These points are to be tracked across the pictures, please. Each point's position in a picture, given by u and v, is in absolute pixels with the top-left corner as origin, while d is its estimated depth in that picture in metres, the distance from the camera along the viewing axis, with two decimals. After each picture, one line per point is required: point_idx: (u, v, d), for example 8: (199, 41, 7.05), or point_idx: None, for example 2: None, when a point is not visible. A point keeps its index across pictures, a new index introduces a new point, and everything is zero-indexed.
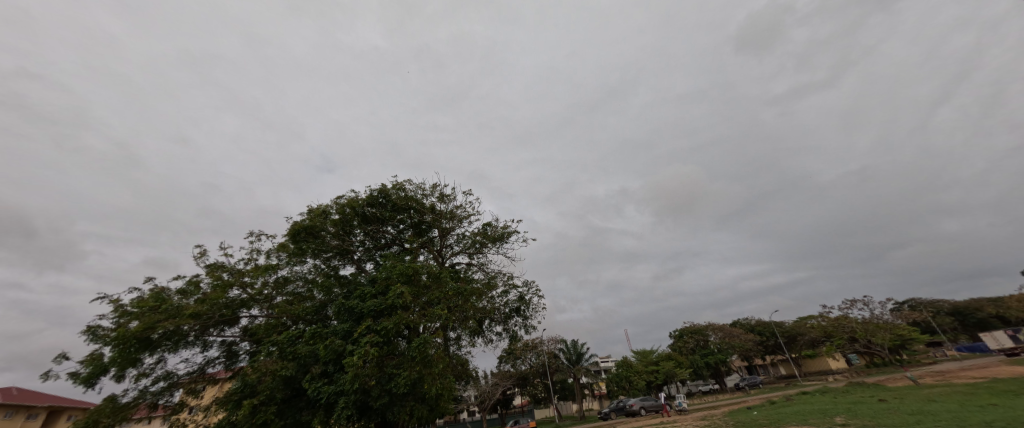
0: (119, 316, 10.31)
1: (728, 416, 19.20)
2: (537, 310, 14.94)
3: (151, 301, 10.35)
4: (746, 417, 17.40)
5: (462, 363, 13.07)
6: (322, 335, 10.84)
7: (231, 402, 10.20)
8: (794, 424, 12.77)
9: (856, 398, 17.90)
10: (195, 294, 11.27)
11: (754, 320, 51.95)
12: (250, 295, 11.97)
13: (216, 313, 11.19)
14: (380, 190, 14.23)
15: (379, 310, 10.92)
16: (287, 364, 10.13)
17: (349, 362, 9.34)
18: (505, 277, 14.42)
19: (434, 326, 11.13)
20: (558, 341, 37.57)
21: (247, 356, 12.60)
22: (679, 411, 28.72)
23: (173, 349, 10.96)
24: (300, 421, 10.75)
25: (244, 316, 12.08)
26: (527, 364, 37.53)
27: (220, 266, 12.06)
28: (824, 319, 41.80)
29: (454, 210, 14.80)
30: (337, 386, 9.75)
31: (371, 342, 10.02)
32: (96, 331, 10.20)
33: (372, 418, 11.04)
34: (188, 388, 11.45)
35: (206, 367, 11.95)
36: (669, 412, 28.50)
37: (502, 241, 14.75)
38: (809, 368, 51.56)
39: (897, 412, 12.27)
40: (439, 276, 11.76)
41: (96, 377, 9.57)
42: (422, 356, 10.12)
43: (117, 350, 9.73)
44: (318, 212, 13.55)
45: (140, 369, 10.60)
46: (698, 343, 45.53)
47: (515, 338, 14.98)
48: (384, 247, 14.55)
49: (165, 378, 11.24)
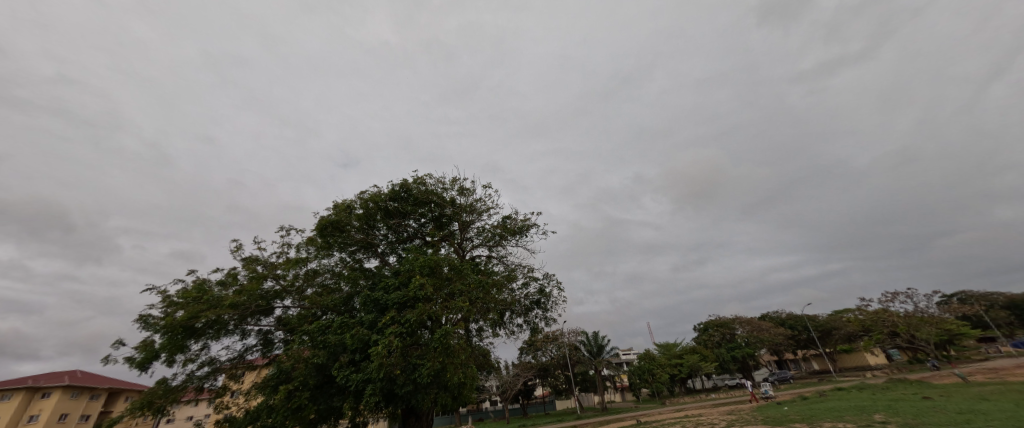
0: (166, 306, 11.15)
1: (757, 411, 18.71)
2: (557, 302, 15.03)
3: (195, 292, 11.15)
4: (777, 412, 17.03)
5: (484, 354, 13.41)
6: (349, 325, 11.30)
7: (269, 387, 10.92)
8: (828, 420, 12.43)
9: (898, 395, 17.03)
10: (233, 286, 11.99)
11: (785, 313, 49.99)
12: (283, 286, 12.65)
13: (253, 303, 11.86)
14: (402, 185, 14.57)
15: (403, 302, 11.34)
16: (319, 352, 10.74)
17: (375, 352, 9.75)
18: (526, 269, 14.56)
19: (456, 318, 11.39)
20: (579, 333, 37.53)
21: (282, 344, 13.35)
22: (766, 397, 29.02)
23: (216, 337, 11.76)
24: (331, 406, 11.37)
25: (279, 306, 12.78)
26: (548, 356, 37.27)
27: (255, 260, 12.73)
28: (861, 312, 40.22)
29: (474, 203, 15.01)
30: (364, 374, 10.21)
31: (395, 332, 10.36)
32: (148, 319, 11.08)
33: (398, 404, 11.51)
34: (229, 373, 12.24)
35: (245, 354, 12.74)
36: (757, 400, 28.31)
37: (521, 233, 14.87)
38: (845, 364, 49.54)
39: (946, 410, 11.61)
40: (461, 269, 12.05)
41: (149, 362, 10.41)
42: (444, 347, 10.47)
43: (167, 337, 10.60)
44: (343, 207, 14.06)
45: (188, 355, 11.45)
46: (724, 336, 44.45)
47: (536, 330, 15.11)
48: (406, 240, 14.93)
49: (209, 364, 12.10)
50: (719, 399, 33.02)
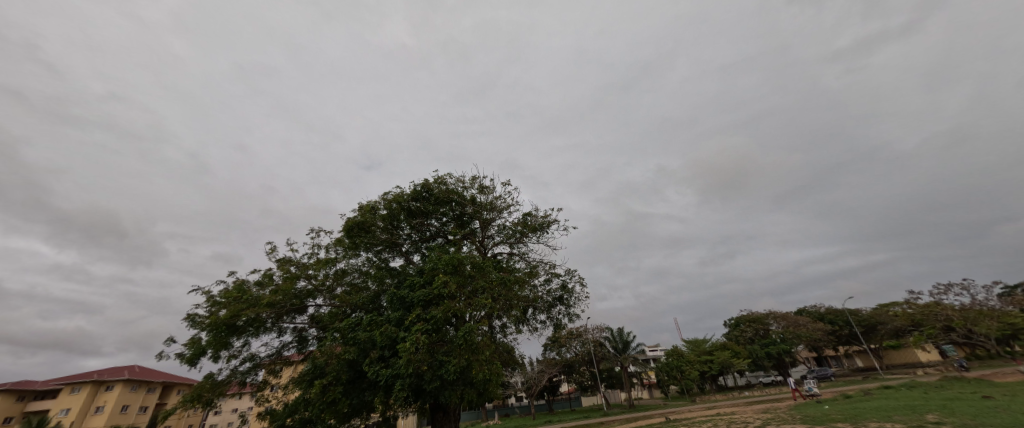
0: (211, 305, 11.91)
1: (795, 410, 17.89)
2: (580, 298, 14.94)
3: (235, 292, 11.85)
4: (816, 411, 16.22)
5: (508, 350, 13.53)
6: (378, 323, 11.67)
7: (305, 382, 11.46)
8: (874, 420, 11.70)
9: (953, 394, 15.80)
10: (270, 285, 12.64)
11: (823, 307, 47.50)
12: (315, 285, 13.20)
13: (288, 302, 12.46)
14: (423, 185, 14.85)
15: (428, 300, 11.58)
16: (350, 349, 11.17)
17: (403, 348, 10.03)
18: (548, 266, 14.53)
19: (480, 315, 11.53)
20: (604, 329, 37.09)
21: (315, 341, 13.95)
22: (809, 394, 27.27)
23: (255, 334, 12.44)
24: (363, 401, 11.79)
25: (311, 305, 13.36)
26: (572, 352, 37.06)
27: (288, 261, 13.36)
28: (910, 306, 37.67)
29: (494, 201, 15.11)
30: (393, 369, 10.53)
31: (422, 329, 10.61)
32: (195, 318, 11.87)
33: (426, 399, 11.79)
34: (269, 368, 12.93)
35: (282, 350, 13.41)
36: (799, 398, 26.66)
37: (542, 230, 14.84)
38: (893, 361, 46.51)
39: (1010, 411, 10.66)
40: (483, 266, 12.17)
41: (197, 358, 11.15)
42: (469, 343, 10.62)
43: (212, 335, 11.32)
44: (368, 208, 14.48)
45: (231, 351, 12.18)
46: (758, 332, 42.76)
47: (559, 326, 15.07)
48: (429, 239, 15.21)
49: (251, 359, 12.83)
50: (753, 396, 31.75)
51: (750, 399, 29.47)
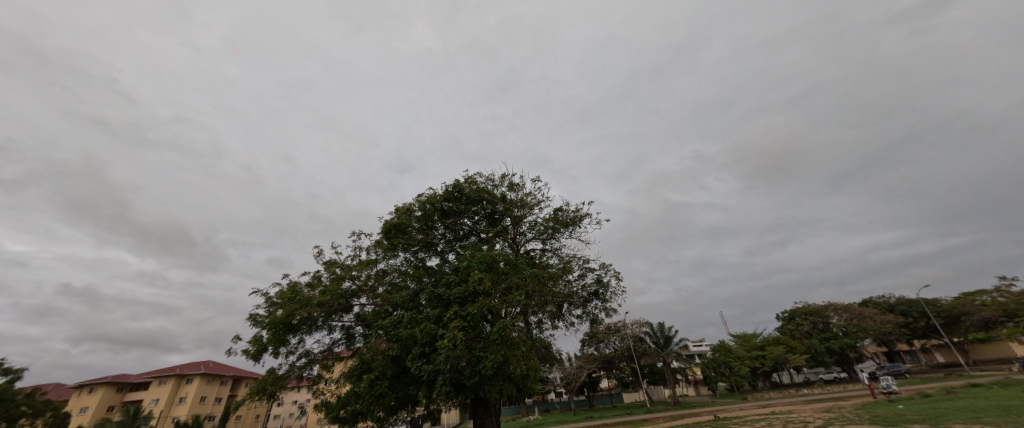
0: (269, 305, 12.91)
1: (862, 409, 16.37)
2: (616, 292, 14.63)
3: (290, 293, 12.76)
4: (887, 410, 14.79)
5: (545, 346, 13.52)
6: (417, 320, 12.08)
7: (354, 376, 12.13)
8: (958, 422, 10.44)
9: None
10: (319, 286, 13.47)
11: (893, 297, 43.16)
12: (358, 285, 13.89)
13: (336, 301, 13.21)
14: (454, 185, 15.13)
15: (464, 297, 11.80)
16: (394, 345, 11.67)
17: (442, 345, 10.32)
18: (581, 261, 14.33)
19: (515, 311, 11.60)
20: (643, 324, 36.04)
21: (362, 338, 14.71)
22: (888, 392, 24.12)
23: (309, 332, 13.33)
24: (408, 394, 12.28)
25: (357, 304, 14.09)
26: (611, 348, 36.27)
27: (334, 263, 14.15)
28: (1001, 294, 33.34)
29: (524, 198, 15.12)
30: (434, 365, 10.87)
31: (459, 326, 10.84)
32: (256, 317, 12.93)
33: (467, 393, 12.05)
34: (322, 363, 13.83)
35: (333, 346, 14.27)
36: (874, 396, 23.73)
37: (574, 224, 14.63)
38: (982, 356, 41.37)
39: None
40: (516, 263, 12.20)
41: (260, 354, 12.16)
42: (505, 339, 10.71)
43: (272, 332, 12.28)
44: (403, 210, 14.99)
45: (288, 347, 13.14)
46: (816, 325, 39.73)
47: (596, 321, 14.83)
48: (463, 238, 15.48)
49: (306, 355, 13.77)
50: (812, 394, 29.45)
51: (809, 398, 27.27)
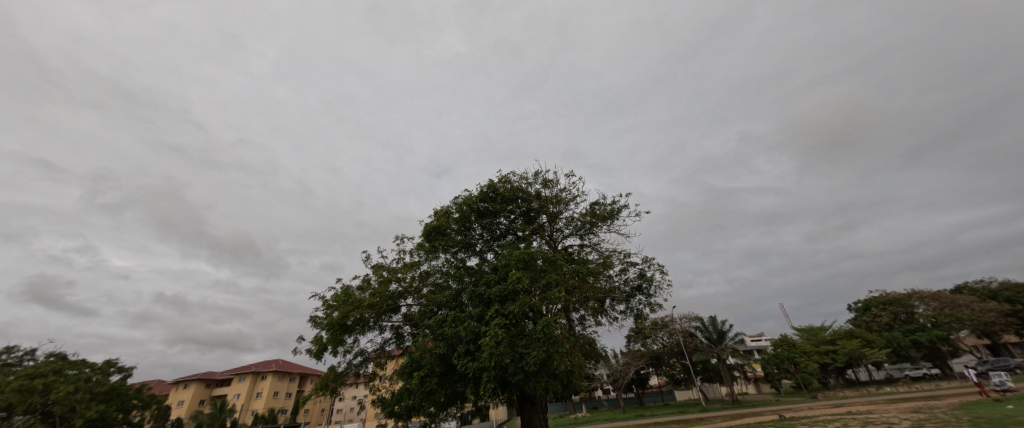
0: (326, 308, 13.80)
1: (960, 409, 14.37)
2: (661, 286, 14.01)
3: (343, 296, 13.55)
4: (994, 411, 12.85)
5: (589, 342, 13.25)
6: (461, 319, 12.32)
7: (405, 373, 12.63)
8: None
9: None
10: (368, 289, 14.19)
11: (996, 282, 37.50)
12: (404, 287, 14.45)
13: (384, 303, 13.84)
14: (489, 185, 15.27)
15: (504, 295, 11.85)
16: (440, 344, 12.00)
17: (485, 342, 10.45)
18: (622, 255, 13.86)
19: (557, 308, 11.47)
20: (693, 319, 34.23)
21: (410, 337, 15.29)
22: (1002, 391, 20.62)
23: (362, 332, 14.08)
24: (456, 391, 12.57)
25: (404, 304, 14.67)
26: (659, 343, 34.96)
27: (381, 266, 14.83)
28: None
29: (559, 194, 14.89)
30: (478, 363, 11.04)
31: (501, 324, 10.91)
32: (315, 319, 13.88)
33: (513, 390, 12.11)
34: (376, 361, 14.57)
35: (385, 345, 14.96)
36: (984, 395, 20.38)
37: (612, 218, 14.19)
38: None
39: None
40: (554, 260, 12.05)
41: (321, 353, 13.04)
42: (548, 336, 10.62)
43: (330, 333, 13.13)
44: (442, 213, 15.38)
45: (345, 347, 13.98)
46: (898, 316, 35.56)
47: (641, 317, 14.29)
48: (500, 237, 15.57)
49: (361, 354, 14.57)
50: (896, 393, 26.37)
51: (892, 397, 24.30)
